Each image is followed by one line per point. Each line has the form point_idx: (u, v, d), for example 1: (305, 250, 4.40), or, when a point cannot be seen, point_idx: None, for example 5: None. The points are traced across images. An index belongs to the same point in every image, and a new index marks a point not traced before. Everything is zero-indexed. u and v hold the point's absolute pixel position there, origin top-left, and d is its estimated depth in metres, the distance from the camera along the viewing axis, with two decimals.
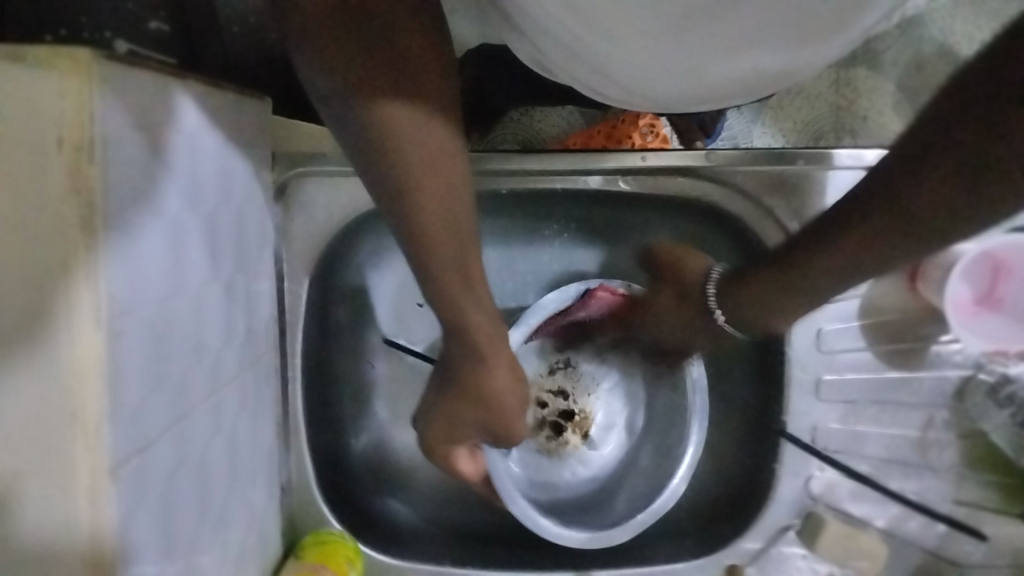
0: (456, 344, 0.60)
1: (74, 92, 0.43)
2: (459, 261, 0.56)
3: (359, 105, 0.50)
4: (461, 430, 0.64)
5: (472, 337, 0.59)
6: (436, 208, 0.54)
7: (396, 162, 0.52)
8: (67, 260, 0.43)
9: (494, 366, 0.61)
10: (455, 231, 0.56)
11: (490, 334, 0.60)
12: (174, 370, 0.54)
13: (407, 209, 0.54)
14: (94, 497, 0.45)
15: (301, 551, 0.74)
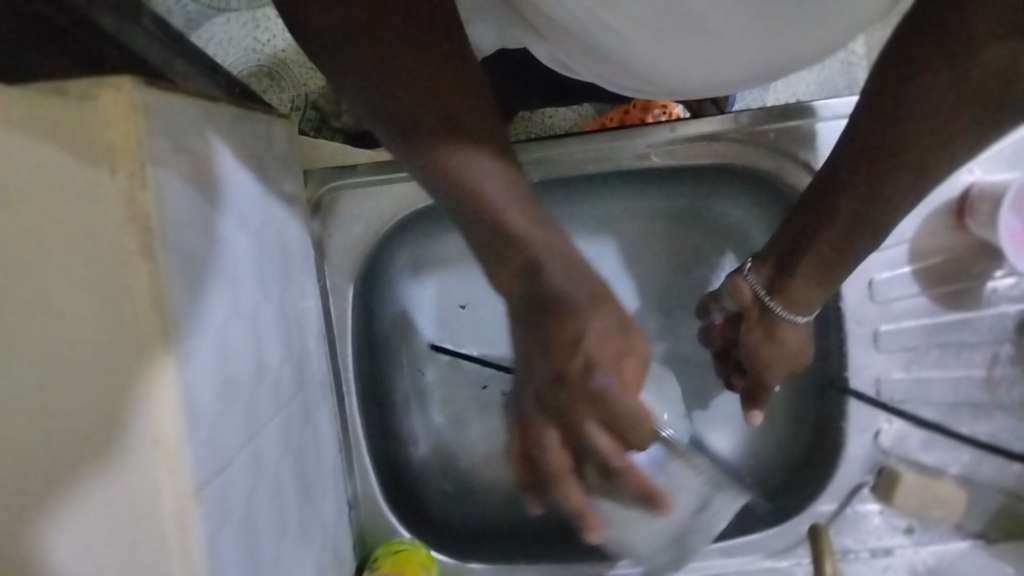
0: (549, 358, 0.48)
1: (121, 120, 0.42)
2: (532, 225, 0.49)
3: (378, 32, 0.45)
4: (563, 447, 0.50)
5: (586, 315, 0.48)
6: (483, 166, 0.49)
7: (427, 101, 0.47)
8: (131, 283, 0.42)
9: (594, 353, 0.48)
10: (514, 189, 0.49)
11: (599, 311, 0.49)
12: (240, 391, 0.52)
13: (451, 158, 0.48)
14: (181, 521, 0.43)
15: (377, 561, 0.74)
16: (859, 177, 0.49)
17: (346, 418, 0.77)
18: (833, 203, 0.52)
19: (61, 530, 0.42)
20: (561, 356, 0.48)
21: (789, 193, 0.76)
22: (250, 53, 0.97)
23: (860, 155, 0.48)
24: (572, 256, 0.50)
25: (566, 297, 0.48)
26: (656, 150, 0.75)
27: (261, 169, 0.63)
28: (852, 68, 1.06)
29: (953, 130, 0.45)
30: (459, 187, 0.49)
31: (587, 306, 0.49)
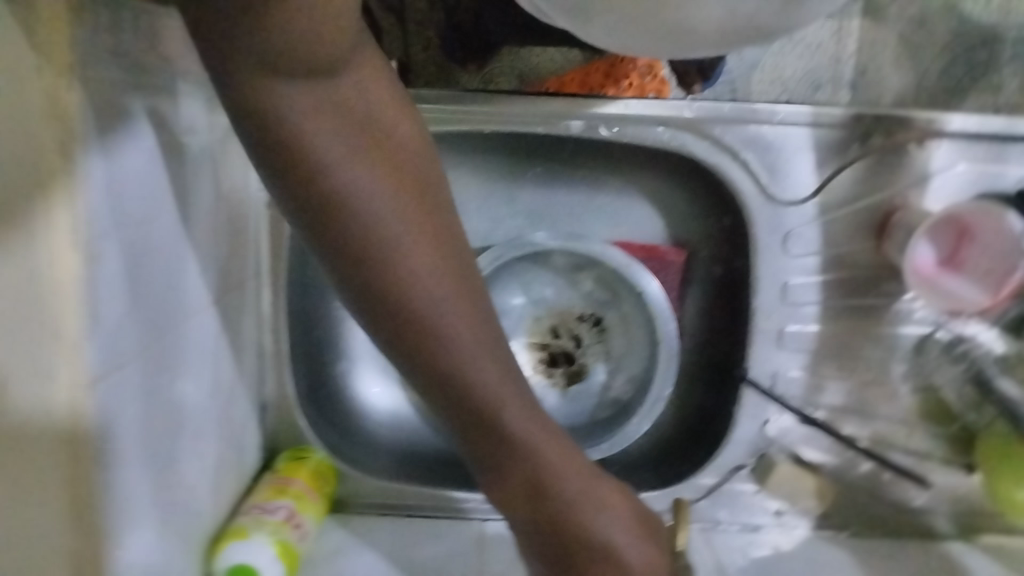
0: (491, 432, 0.51)
1: (54, 23, 0.43)
2: (455, 297, 0.49)
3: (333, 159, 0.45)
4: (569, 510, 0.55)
5: (514, 421, 0.52)
6: (402, 238, 0.47)
7: (356, 218, 0.46)
8: (49, 182, 0.44)
9: (545, 443, 0.54)
10: (431, 270, 0.48)
11: (521, 404, 0.52)
12: (153, 294, 0.55)
13: (387, 274, 0.47)
14: (73, 408, 0.47)
15: (279, 464, 0.79)
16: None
17: (269, 327, 0.80)
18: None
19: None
20: (512, 435, 0.52)
21: (726, 185, 0.79)
22: None
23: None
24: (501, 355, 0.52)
25: (498, 411, 0.51)
26: (606, 122, 0.77)
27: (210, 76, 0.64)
28: (840, 63, 1.04)
29: None
30: (374, 271, 0.47)
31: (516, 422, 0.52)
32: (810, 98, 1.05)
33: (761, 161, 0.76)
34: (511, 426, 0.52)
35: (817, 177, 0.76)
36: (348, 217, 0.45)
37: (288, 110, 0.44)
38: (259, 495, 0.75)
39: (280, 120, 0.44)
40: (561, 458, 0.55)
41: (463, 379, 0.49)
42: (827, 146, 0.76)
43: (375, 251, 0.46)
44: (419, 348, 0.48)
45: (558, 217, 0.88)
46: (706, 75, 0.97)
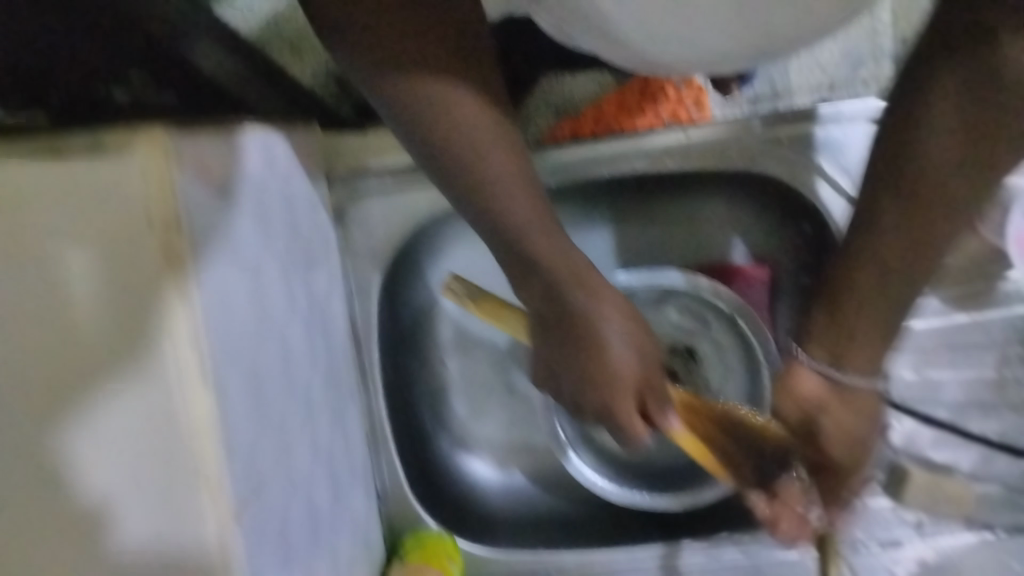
0: (563, 321, 0.56)
1: (155, 171, 0.44)
2: (539, 215, 0.55)
3: (417, 67, 0.52)
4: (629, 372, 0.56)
5: (572, 317, 0.56)
6: (484, 142, 0.53)
7: (447, 131, 0.53)
8: (170, 326, 0.44)
9: (607, 318, 0.56)
10: (521, 191, 0.55)
11: (623, 313, 0.57)
12: (272, 409, 0.55)
13: (468, 169, 0.54)
14: (223, 543, 0.46)
15: (405, 552, 0.78)
16: (896, 217, 0.55)
17: (372, 415, 0.80)
18: (872, 227, 0.57)
19: (111, 561, 0.46)
20: (580, 317, 0.55)
21: (802, 195, 0.78)
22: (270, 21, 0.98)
23: (895, 176, 0.55)
24: (565, 250, 0.56)
25: (565, 298, 0.56)
26: (667, 153, 0.78)
27: (287, 180, 0.66)
28: (877, 36, 1.03)
29: (960, 151, 0.52)
30: (466, 169, 0.54)
31: (586, 289, 0.56)
32: (855, 78, 1.03)
33: (837, 167, 0.76)
34: (596, 317, 0.55)
35: None
36: (453, 148, 0.53)
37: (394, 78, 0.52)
38: None
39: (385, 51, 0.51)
40: (632, 336, 0.57)
41: (558, 292, 0.56)
42: None
43: (475, 178, 0.54)
44: (525, 261, 0.56)
45: (638, 257, 0.88)
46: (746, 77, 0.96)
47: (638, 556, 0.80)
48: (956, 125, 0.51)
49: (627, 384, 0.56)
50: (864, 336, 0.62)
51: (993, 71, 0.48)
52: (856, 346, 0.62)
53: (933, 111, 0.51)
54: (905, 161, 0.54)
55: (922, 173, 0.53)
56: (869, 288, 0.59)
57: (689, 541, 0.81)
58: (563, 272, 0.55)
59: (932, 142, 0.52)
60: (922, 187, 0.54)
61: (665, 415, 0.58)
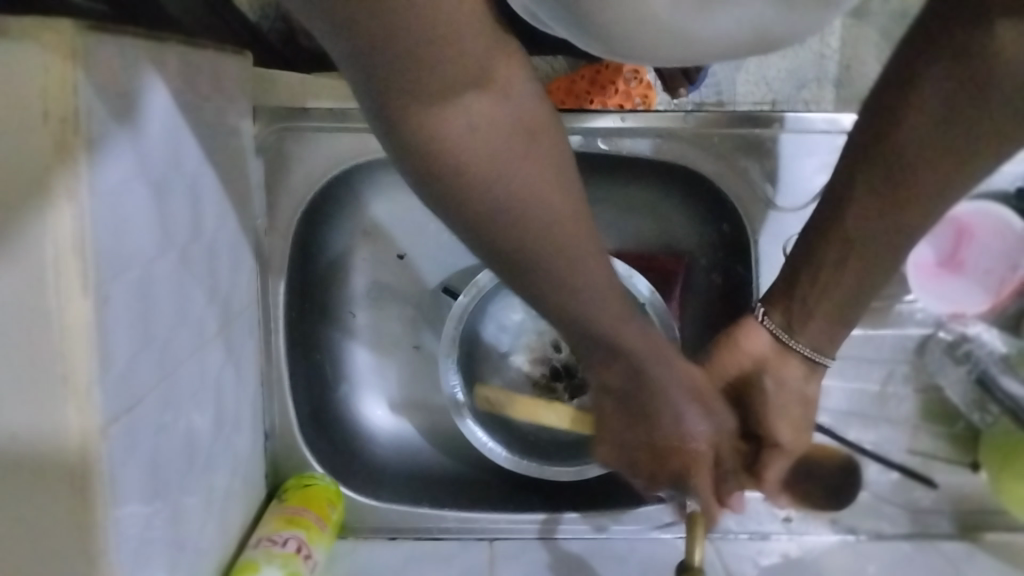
0: (622, 365, 0.53)
1: (58, 67, 0.42)
2: (580, 237, 0.48)
3: (492, 148, 0.44)
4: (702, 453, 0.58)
5: (648, 393, 0.55)
6: (570, 227, 0.47)
7: (525, 222, 0.46)
8: (53, 227, 0.43)
9: (675, 403, 0.56)
10: (595, 262, 0.49)
11: (619, 314, 0.51)
12: (159, 330, 0.54)
13: (553, 267, 0.47)
14: (85, 455, 0.45)
15: (285, 493, 0.78)
16: (864, 190, 0.56)
17: (271, 353, 0.79)
18: (846, 198, 0.57)
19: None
20: (648, 380, 0.54)
21: (723, 193, 0.79)
22: None
23: (873, 152, 0.56)
24: (627, 311, 0.52)
25: (649, 381, 0.54)
26: (603, 136, 0.78)
27: (209, 102, 0.64)
28: (824, 61, 1.05)
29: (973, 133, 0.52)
30: (550, 258, 0.47)
31: (667, 375, 0.55)
32: (797, 97, 1.06)
33: (763, 168, 0.77)
34: (603, 334, 0.51)
35: (815, 182, 0.77)
36: (489, 206, 0.45)
37: (442, 132, 0.42)
38: (268, 527, 0.74)
39: (443, 140, 0.42)
40: (687, 398, 0.57)
41: (573, 306, 0.49)
42: (820, 151, 0.77)
43: (516, 234, 0.46)
44: (552, 301, 0.49)
45: None
46: (691, 79, 0.97)
47: (517, 522, 0.83)
48: (934, 115, 0.53)
49: (697, 462, 0.59)
50: (821, 318, 0.61)
51: (973, 62, 0.50)
52: (811, 320, 0.62)
53: (918, 99, 0.53)
54: (882, 144, 0.55)
55: (901, 157, 0.54)
56: (834, 271, 0.59)
57: (569, 513, 0.83)
58: (592, 314, 0.50)
59: (913, 128, 0.54)
60: (895, 169, 0.55)
61: (793, 398, 0.65)
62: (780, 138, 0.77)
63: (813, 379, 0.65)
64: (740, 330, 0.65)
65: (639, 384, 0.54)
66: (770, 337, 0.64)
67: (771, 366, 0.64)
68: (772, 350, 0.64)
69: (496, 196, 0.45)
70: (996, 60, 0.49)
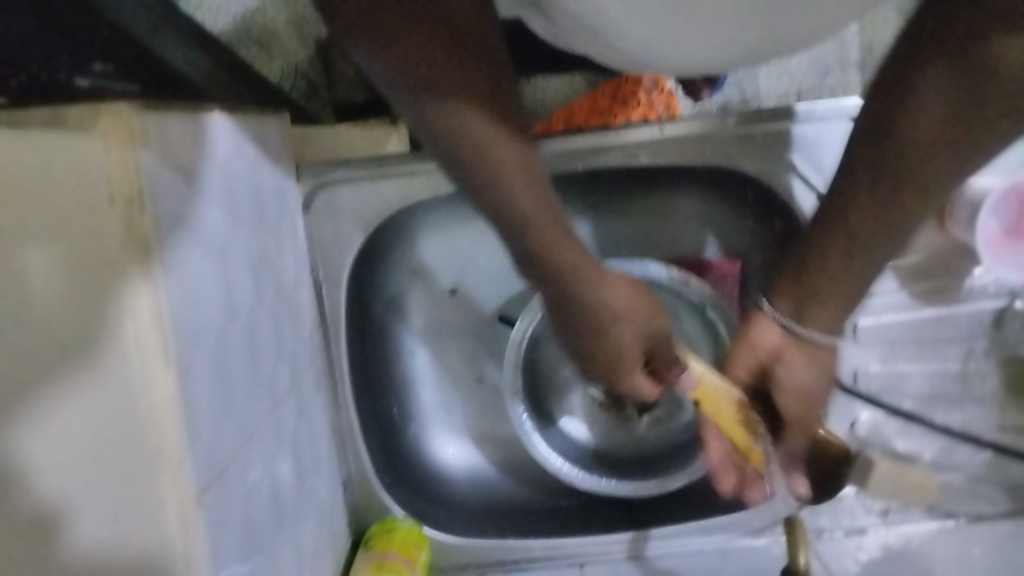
0: (558, 293, 0.59)
1: (118, 149, 0.43)
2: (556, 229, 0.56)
3: (464, 127, 0.51)
4: (634, 351, 0.63)
5: (580, 309, 0.60)
6: (532, 199, 0.54)
7: (499, 192, 0.53)
8: (131, 306, 0.44)
9: (632, 319, 0.62)
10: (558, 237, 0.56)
11: (578, 258, 0.58)
12: (238, 392, 0.55)
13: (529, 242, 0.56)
14: (184, 525, 0.46)
15: (371, 540, 0.78)
16: (870, 190, 0.52)
17: (340, 402, 0.80)
18: (848, 198, 0.54)
19: (70, 557, 0.44)
20: (572, 293, 0.59)
21: (771, 189, 0.78)
22: (238, 17, 0.95)
23: (881, 146, 0.51)
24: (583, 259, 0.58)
25: (585, 300, 0.59)
26: (643, 148, 0.77)
27: (255, 165, 0.65)
28: (845, 46, 1.03)
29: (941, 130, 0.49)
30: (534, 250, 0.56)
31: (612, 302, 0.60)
32: (822, 86, 1.04)
33: (809, 160, 0.76)
34: (562, 260, 0.57)
35: None
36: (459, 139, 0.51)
37: (440, 114, 0.50)
38: None
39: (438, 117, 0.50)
40: (615, 303, 0.61)
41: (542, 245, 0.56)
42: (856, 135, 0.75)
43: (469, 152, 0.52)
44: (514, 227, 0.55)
45: (608, 246, 0.87)
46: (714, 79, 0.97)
47: (607, 544, 0.82)
48: (941, 111, 0.48)
49: (627, 355, 0.63)
50: (832, 305, 0.58)
51: (983, 61, 0.45)
52: (821, 305, 0.58)
53: (917, 101, 0.48)
54: (882, 143, 0.51)
55: (907, 153, 0.50)
56: (837, 259, 0.56)
57: (658, 529, 0.82)
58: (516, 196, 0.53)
59: (920, 116, 0.49)
60: (901, 164, 0.51)
61: (806, 378, 0.62)
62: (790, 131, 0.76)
63: (818, 368, 0.62)
64: (750, 325, 0.63)
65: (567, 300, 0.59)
66: (779, 327, 0.61)
67: (786, 357, 0.62)
68: (783, 339, 0.62)
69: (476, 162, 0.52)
70: (1006, 57, 0.45)
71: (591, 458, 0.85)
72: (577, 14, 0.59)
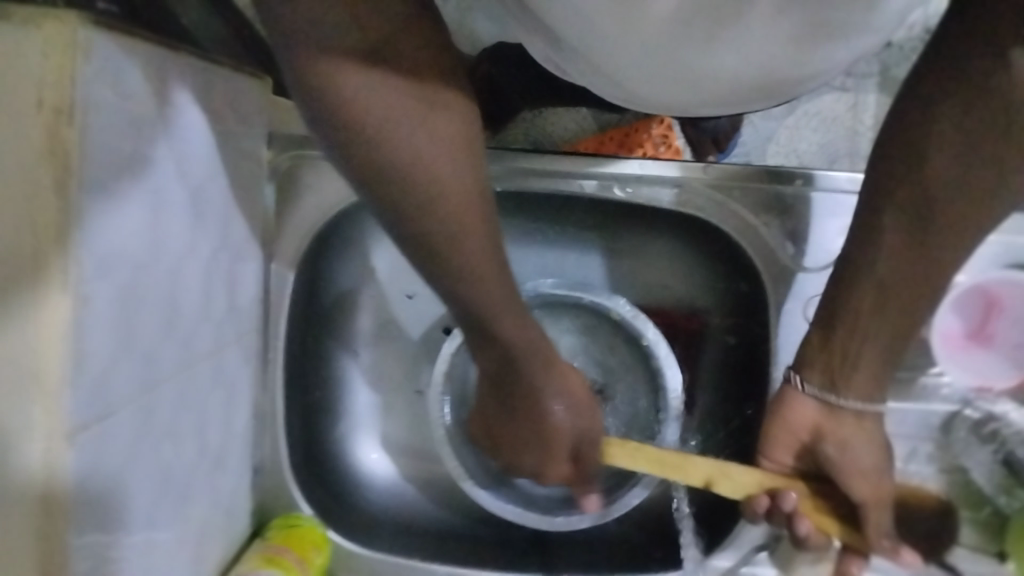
0: (494, 319, 0.55)
1: (57, 53, 0.41)
2: (482, 237, 0.51)
3: (366, 134, 0.46)
4: (557, 454, 0.65)
5: (495, 328, 0.56)
6: (454, 223, 0.49)
7: (415, 206, 0.48)
8: (40, 220, 0.42)
9: (563, 379, 0.62)
10: (483, 257, 0.51)
11: (503, 303, 0.55)
12: (142, 342, 0.52)
13: (439, 262, 0.51)
14: (48, 458, 0.43)
15: (269, 532, 0.75)
16: (899, 242, 0.50)
17: (268, 383, 0.77)
18: (879, 240, 0.51)
19: None
20: (529, 386, 0.60)
21: (741, 247, 0.77)
22: None
23: (918, 205, 0.49)
24: (498, 261, 0.53)
25: (517, 373, 0.59)
26: (620, 182, 0.76)
27: (217, 118, 0.63)
28: (857, 136, 1.02)
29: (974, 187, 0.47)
30: (454, 271, 0.51)
31: (502, 299, 0.54)
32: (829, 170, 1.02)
33: (784, 228, 0.75)
34: (483, 308, 0.54)
35: (837, 244, 0.74)
36: (357, 135, 0.46)
37: (352, 101, 0.45)
38: (246, 565, 0.71)
39: (351, 109, 0.45)
40: (516, 324, 0.56)
41: (463, 275, 0.52)
42: (827, 210, 0.74)
43: (390, 180, 0.48)
44: (397, 212, 0.49)
45: (565, 272, 0.85)
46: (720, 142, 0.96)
47: None
48: (955, 142, 0.46)
49: (558, 440, 0.64)
50: (867, 369, 0.57)
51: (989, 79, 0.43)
52: (855, 370, 0.57)
53: (934, 136, 0.46)
54: (907, 181, 0.48)
55: (934, 203, 0.48)
56: (875, 308, 0.53)
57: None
58: (431, 186, 0.48)
59: (940, 160, 0.47)
60: (933, 207, 0.48)
61: (862, 457, 0.60)
62: (801, 197, 0.74)
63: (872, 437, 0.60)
64: (784, 403, 0.63)
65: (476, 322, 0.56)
66: (815, 401, 0.61)
67: (827, 433, 0.61)
68: (820, 414, 0.61)
69: (401, 185, 0.48)
70: (1009, 88, 0.43)
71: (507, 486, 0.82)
72: (569, 44, 0.58)
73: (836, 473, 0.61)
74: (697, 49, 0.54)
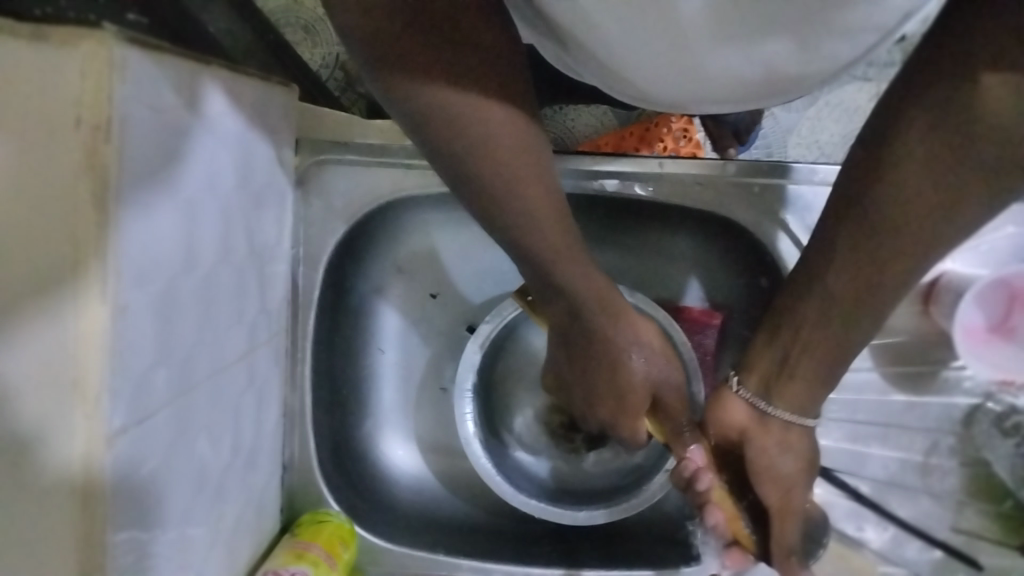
0: (544, 255, 0.56)
1: (94, 73, 0.43)
2: (529, 163, 0.52)
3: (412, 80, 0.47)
4: (636, 392, 0.62)
5: (550, 269, 0.56)
6: (500, 153, 0.51)
7: (462, 143, 0.50)
8: (79, 234, 0.44)
9: (620, 316, 0.60)
10: (534, 186, 0.53)
11: (562, 228, 0.55)
12: (178, 349, 0.54)
13: (490, 192, 0.52)
14: (88, 462, 0.45)
15: (299, 527, 0.76)
16: (847, 255, 0.49)
17: (297, 382, 0.79)
18: (832, 244, 0.50)
19: None
20: (592, 326, 0.60)
21: (761, 244, 0.77)
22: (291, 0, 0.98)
23: (873, 209, 0.47)
24: (548, 185, 0.54)
25: (578, 298, 0.58)
26: (641, 181, 0.77)
27: (247, 125, 0.64)
28: None
29: (942, 191, 0.44)
30: (505, 205, 0.53)
31: (558, 231, 0.55)
32: None
33: (801, 222, 0.75)
34: (537, 243, 0.55)
35: None
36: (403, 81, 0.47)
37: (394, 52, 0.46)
38: (276, 561, 0.72)
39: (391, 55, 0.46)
40: (571, 257, 0.56)
41: (515, 210, 0.53)
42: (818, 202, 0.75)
43: (441, 122, 0.49)
44: (447, 149, 0.51)
45: None
46: (741, 137, 0.97)
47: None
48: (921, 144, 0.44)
49: (637, 399, 0.63)
50: (801, 375, 0.57)
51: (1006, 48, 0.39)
52: (792, 380, 0.57)
53: (900, 142, 0.45)
54: (871, 183, 0.47)
55: (893, 210, 0.46)
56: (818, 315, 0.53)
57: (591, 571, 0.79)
58: (479, 125, 0.49)
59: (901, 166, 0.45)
60: (886, 211, 0.46)
61: (779, 463, 0.61)
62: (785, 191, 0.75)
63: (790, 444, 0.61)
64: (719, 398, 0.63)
65: (535, 265, 0.57)
66: (747, 406, 0.61)
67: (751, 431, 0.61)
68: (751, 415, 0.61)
69: (447, 126, 0.49)
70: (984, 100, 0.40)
71: (530, 480, 0.83)
72: (587, 47, 0.59)
73: (751, 473, 0.62)
74: (715, 52, 0.54)
